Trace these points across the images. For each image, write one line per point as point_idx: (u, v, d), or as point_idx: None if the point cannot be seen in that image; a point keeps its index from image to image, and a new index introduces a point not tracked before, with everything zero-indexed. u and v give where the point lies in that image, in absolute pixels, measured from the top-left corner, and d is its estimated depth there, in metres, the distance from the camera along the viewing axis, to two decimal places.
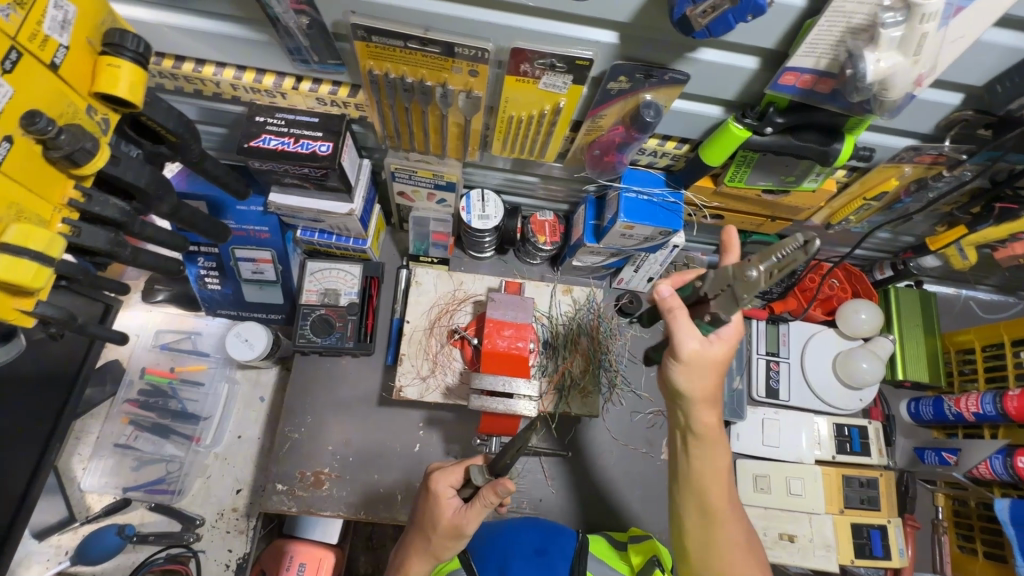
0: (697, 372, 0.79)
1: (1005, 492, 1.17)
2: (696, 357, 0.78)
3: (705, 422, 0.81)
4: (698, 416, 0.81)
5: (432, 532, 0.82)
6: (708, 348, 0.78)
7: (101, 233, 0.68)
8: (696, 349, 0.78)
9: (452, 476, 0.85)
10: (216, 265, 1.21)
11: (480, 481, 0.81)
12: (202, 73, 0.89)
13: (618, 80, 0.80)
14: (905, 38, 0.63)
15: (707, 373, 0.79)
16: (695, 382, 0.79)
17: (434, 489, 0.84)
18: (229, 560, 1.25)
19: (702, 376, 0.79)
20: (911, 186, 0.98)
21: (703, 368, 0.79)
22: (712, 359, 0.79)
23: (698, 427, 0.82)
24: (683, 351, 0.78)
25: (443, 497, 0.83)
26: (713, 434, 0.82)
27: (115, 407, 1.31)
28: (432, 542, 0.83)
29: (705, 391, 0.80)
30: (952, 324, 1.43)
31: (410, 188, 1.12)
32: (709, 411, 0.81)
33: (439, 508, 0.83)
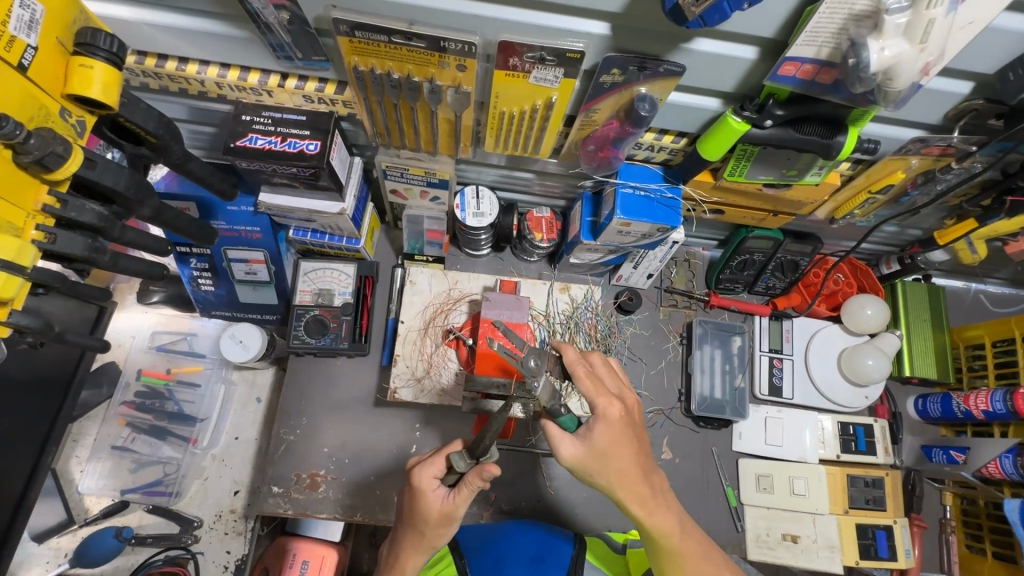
0: (598, 466, 0.73)
1: (1015, 491, 1.14)
2: (583, 459, 0.73)
3: (633, 505, 0.76)
4: (629, 509, 0.76)
5: (423, 526, 0.78)
6: (595, 435, 0.74)
7: (79, 239, 0.66)
8: (578, 452, 0.73)
9: (433, 467, 0.79)
10: (208, 266, 1.20)
11: (463, 467, 0.75)
12: (185, 72, 0.87)
13: (611, 73, 0.77)
14: (911, 24, 0.60)
15: (616, 453, 0.74)
16: (600, 479, 0.74)
17: (418, 483, 0.78)
18: (228, 561, 1.24)
19: (606, 464, 0.73)
20: (918, 179, 0.95)
21: (602, 457, 0.73)
22: (604, 446, 0.73)
23: (635, 510, 0.76)
24: (566, 460, 0.74)
25: (427, 489, 0.77)
26: (651, 507, 0.76)
27: (112, 409, 1.30)
28: (426, 535, 0.78)
29: (620, 471, 0.74)
30: (962, 319, 1.40)
31: (403, 186, 1.10)
32: (636, 486, 0.75)
33: (425, 501, 0.77)
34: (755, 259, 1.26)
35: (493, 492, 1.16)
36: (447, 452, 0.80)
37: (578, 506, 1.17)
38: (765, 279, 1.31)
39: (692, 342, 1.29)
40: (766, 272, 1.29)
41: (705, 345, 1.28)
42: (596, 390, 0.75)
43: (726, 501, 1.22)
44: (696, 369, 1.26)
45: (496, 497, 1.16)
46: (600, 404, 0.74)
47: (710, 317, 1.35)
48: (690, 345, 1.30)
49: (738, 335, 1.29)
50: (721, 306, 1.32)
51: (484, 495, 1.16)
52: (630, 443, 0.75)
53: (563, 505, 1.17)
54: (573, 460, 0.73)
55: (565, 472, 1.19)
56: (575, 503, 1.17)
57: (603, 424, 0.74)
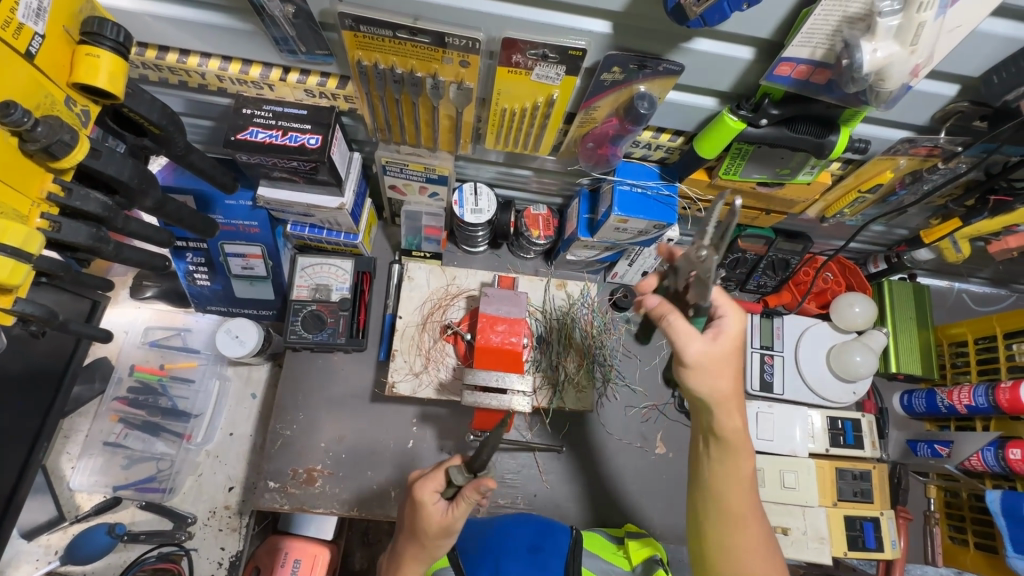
0: (709, 369, 0.73)
1: (996, 483, 1.18)
2: (709, 355, 0.72)
3: (723, 420, 0.74)
4: (717, 421, 0.75)
5: (422, 539, 0.78)
6: (722, 340, 0.73)
7: (83, 227, 0.66)
8: (702, 347, 0.72)
9: (433, 481, 0.79)
10: (204, 261, 1.20)
11: (461, 481, 0.78)
12: (186, 64, 0.87)
13: (611, 71, 0.79)
14: (902, 27, 0.63)
15: (729, 363, 0.73)
16: (709, 377, 0.73)
17: (418, 497, 0.78)
18: (222, 557, 1.24)
19: (715, 369, 0.73)
20: (905, 178, 0.98)
21: (711, 366, 0.73)
22: (719, 349, 0.73)
23: (723, 426, 0.75)
24: (687, 355, 0.72)
25: (426, 503, 0.78)
26: (741, 432, 0.75)
27: (104, 405, 1.29)
28: (425, 547, 0.79)
29: (726, 381, 0.73)
30: (945, 317, 1.44)
31: (402, 182, 1.11)
32: (732, 406, 0.74)
33: (426, 516, 0.77)
34: (747, 257, 1.29)
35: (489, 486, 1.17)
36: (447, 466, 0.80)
37: (575, 499, 1.19)
38: (756, 276, 1.34)
39: None
40: (758, 270, 1.32)
41: None
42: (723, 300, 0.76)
43: None
44: None
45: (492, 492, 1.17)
46: (733, 315, 0.75)
47: None
48: None
49: None
50: None
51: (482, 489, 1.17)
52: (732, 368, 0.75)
53: (559, 498, 1.19)
54: (697, 357, 0.72)
55: (561, 466, 1.21)
56: (571, 497, 1.19)
57: (730, 329, 0.74)
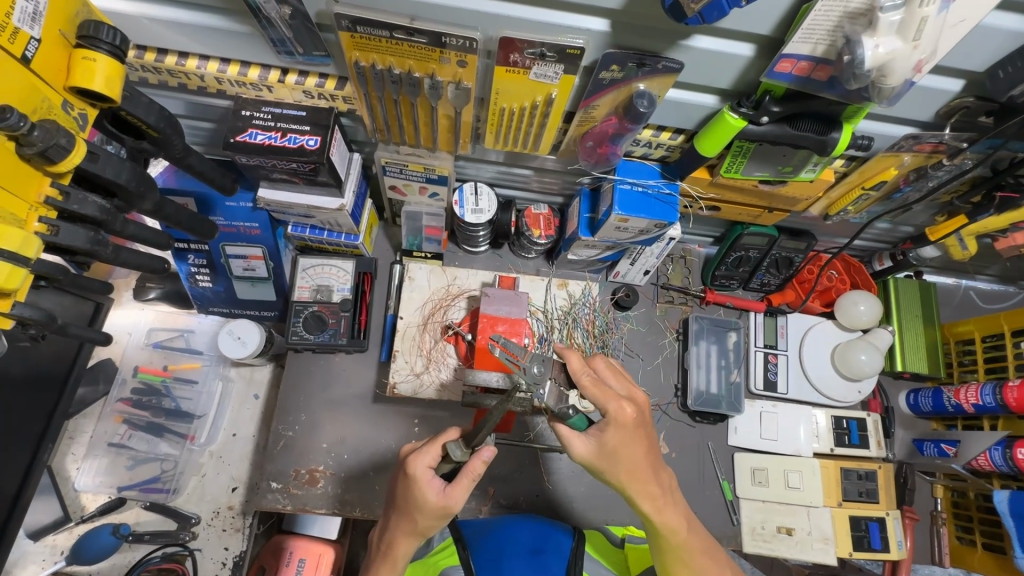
0: (605, 465, 0.76)
1: (1005, 483, 1.17)
2: (595, 458, 0.75)
3: (642, 502, 0.78)
4: (638, 504, 0.78)
5: (416, 515, 0.77)
6: (604, 439, 0.75)
7: (81, 231, 0.67)
8: (588, 450, 0.76)
9: (429, 456, 0.77)
10: (206, 263, 1.20)
11: (460, 456, 0.76)
12: (185, 66, 0.87)
13: (609, 69, 0.78)
14: (904, 22, 0.62)
15: (623, 454, 0.75)
16: (611, 476, 0.76)
17: (414, 472, 0.76)
18: (225, 558, 1.24)
19: (616, 464, 0.75)
20: (910, 176, 0.96)
21: (612, 459, 0.75)
22: (614, 446, 0.75)
23: (644, 506, 0.78)
24: (579, 457, 0.77)
25: (421, 478, 0.76)
26: (660, 510, 0.78)
27: (108, 406, 1.30)
28: (419, 524, 0.77)
29: (629, 468, 0.76)
30: (952, 315, 1.42)
31: (402, 182, 1.10)
32: (646, 484, 0.77)
33: (421, 491, 0.75)
34: (750, 255, 1.28)
35: (491, 487, 1.18)
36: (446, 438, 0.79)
37: (576, 501, 1.19)
38: (760, 275, 1.33)
39: (688, 338, 1.30)
40: (761, 268, 1.31)
41: (701, 341, 1.30)
42: (605, 395, 0.75)
43: (721, 495, 1.23)
44: (692, 365, 1.28)
45: (494, 492, 1.18)
46: (610, 408, 0.75)
47: (706, 313, 1.36)
48: (687, 341, 1.31)
49: (734, 331, 1.31)
50: (716, 302, 1.33)
51: (482, 490, 1.18)
52: (638, 451, 0.76)
53: (561, 498, 1.19)
54: (586, 457, 0.76)
55: (563, 467, 1.20)
56: (575, 498, 1.19)
57: (614, 427, 0.74)
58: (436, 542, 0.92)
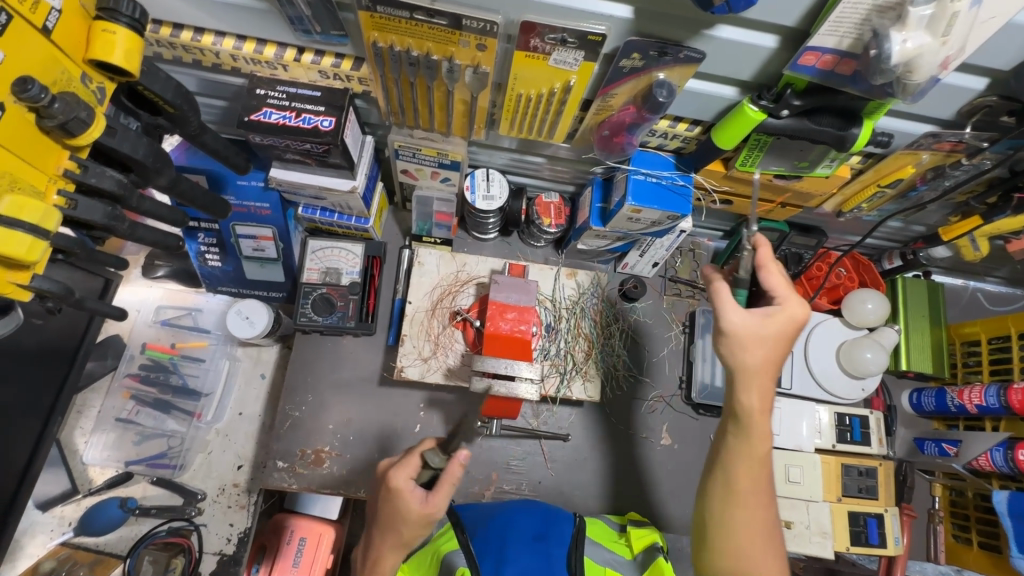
0: (743, 343, 0.79)
1: (1004, 484, 1.17)
2: (748, 331, 0.78)
3: (746, 394, 0.79)
4: (740, 395, 0.79)
5: (401, 528, 0.76)
6: (773, 325, 0.79)
7: (98, 206, 0.67)
8: (739, 323, 0.79)
9: (408, 467, 0.78)
10: (216, 242, 1.20)
11: (439, 462, 0.78)
12: (200, 43, 0.86)
13: (630, 58, 0.77)
14: (935, 17, 0.61)
15: (763, 344, 0.79)
16: (744, 355, 0.79)
17: (395, 483, 0.77)
18: (230, 534, 1.26)
19: (755, 345, 0.78)
20: (927, 175, 0.96)
21: (752, 340, 0.78)
22: (774, 331, 0.79)
23: (743, 399, 0.79)
24: (726, 326, 0.79)
25: (404, 489, 0.76)
26: (759, 413, 0.79)
27: (116, 382, 1.30)
28: (404, 536, 0.77)
29: (765, 361, 0.79)
30: (958, 316, 1.42)
31: (414, 166, 1.10)
32: (764, 385, 0.79)
33: (405, 500, 0.75)
34: None
35: (495, 473, 1.19)
36: (421, 451, 0.80)
37: (579, 488, 1.20)
38: None
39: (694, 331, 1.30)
40: None
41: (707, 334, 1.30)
42: (789, 289, 0.81)
43: None
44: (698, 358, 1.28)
45: (497, 478, 1.19)
46: (793, 305, 0.79)
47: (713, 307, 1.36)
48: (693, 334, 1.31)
49: None
50: None
51: (486, 476, 1.19)
52: (774, 350, 0.79)
53: (562, 486, 1.20)
54: (738, 328, 0.79)
55: (566, 454, 1.22)
56: (577, 485, 1.20)
57: (784, 317, 0.79)
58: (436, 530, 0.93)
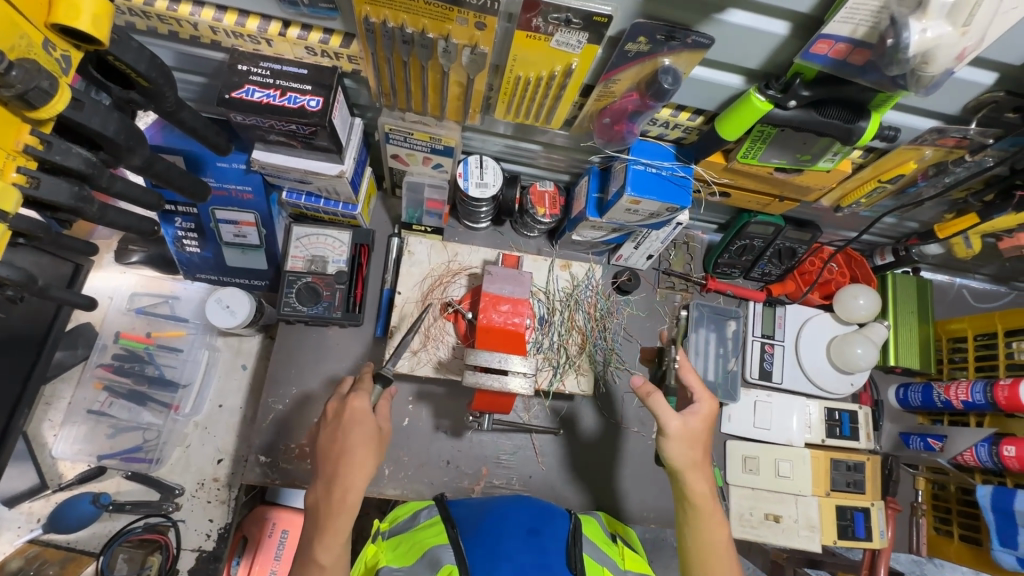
0: (677, 444, 0.89)
1: (986, 478, 1.20)
2: (681, 430, 0.89)
3: (698, 485, 0.89)
4: (693, 486, 0.89)
5: (364, 450, 0.85)
6: (689, 421, 0.90)
7: (63, 186, 0.62)
8: (679, 426, 0.89)
9: (363, 392, 0.89)
10: (194, 227, 1.14)
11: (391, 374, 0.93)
12: (177, 12, 0.80)
13: (636, 41, 0.74)
14: (957, 6, 0.59)
15: (699, 436, 0.91)
16: (688, 454, 0.89)
17: (356, 404, 0.87)
18: (210, 530, 1.22)
19: (694, 441, 0.90)
20: (928, 171, 0.95)
21: (687, 438, 0.90)
22: (702, 424, 0.91)
23: (696, 489, 0.89)
24: (666, 430, 0.89)
25: (363, 410, 0.87)
26: (709, 498, 0.90)
27: (88, 371, 1.24)
28: (371, 453, 0.86)
29: (701, 451, 0.91)
30: (946, 312, 1.43)
31: (405, 151, 1.05)
32: (704, 471, 0.91)
33: (366, 417, 0.86)
34: (755, 244, 1.26)
35: (485, 468, 1.17)
36: (370, 378, 0.92)
37: (570, 483, 1.19)
38: (761, 264, 1.32)
39: (688, 325, 1.29)
40: (764, 258, 1.29)
41: (701, 328, 1.27)
42: (701, 384, 0.95)
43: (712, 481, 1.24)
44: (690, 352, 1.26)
45: (487, 473, 1.17)
46: (702, 397, 0.94)
47: (707, 300, 1.35)
48: (686, 328, 1.30)
49: (733, 320, 1.30)
50: (717, 290, 1.31)
51: (476, 471, 1.17)
52: (704, 441, 0.92)
53: (553, 481, 1.19)
54: (677, 430, 0.89)
55: (557, 449, 1.20)
56: (567, 480, 1.19)
57: (703, 409, 0.92)
58: (421, 518, 0.92)
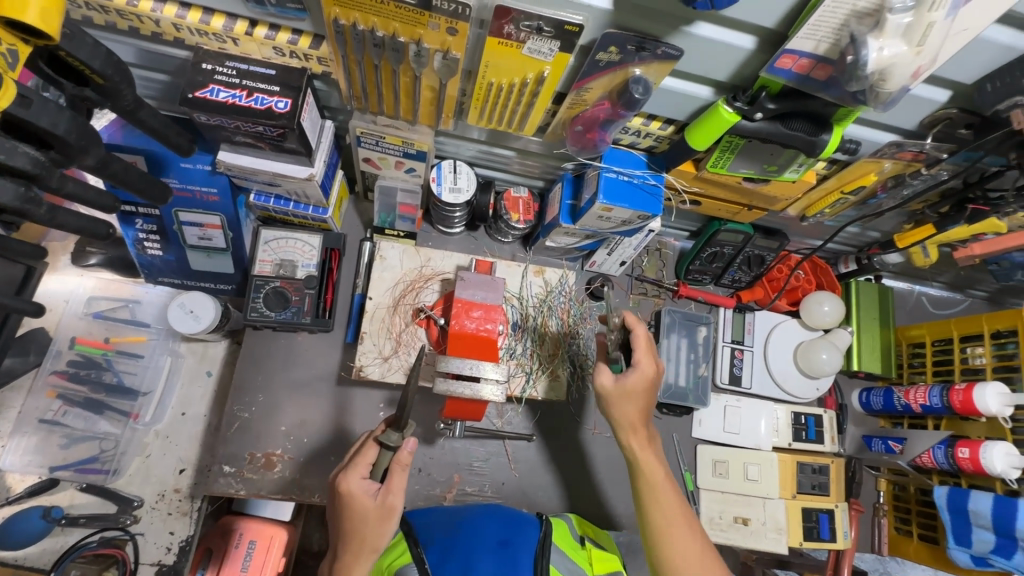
0: (612, 405, 0.92)
1: (943, 478, 1.24)
2: (612, 390, 0.92)
3: (630, 438, 0.91)
4: (627, 442, 0.91)
5: (363, 530, 0.77)
6: (625, 380, 0.91)
7: (8, 186, 0.59)
8: (610, 383, 0.92)
9: (358, 469, 0.80)
10: (156, 228, 1.10)
11: (393, 442, 0.81)
12: (137, 8, 0.77)
13: (607, 51, 0.74)
14: (911, 26, 0.61)
15: (633, 396, 0.91)
16: (622, 411, 0.91)
17: (347, 487, 0.78)
18: (171, 543, 1.17)
19: (625, 398, 0.91)
20: (888, 183, 0.98)
21: (625, 396, 0.91)
22: (631, 387, 0.90)
23: (629, 440, 0.91)
24: (599, 389, 0.93)
25: (354, 489, 0.78)
26: (643, 449, 0.90)
27: (40, 379, 1.18)
28: (368, 539, 0.76)
29: (636, 408, 0.91)
30: (906, 318, 1.48)
31: (377, 155, 1.04)
32: (637, 426, 0.91)
33: (357, 500, 0.77)
34: (725, 251, 1.28)
35: (457, 475, 1.16)
36: (373, 447, 0.83)
37: (543, 490, 1.19)
38: (731, 271, 1.34)
39: (660, 331, 1.30)
40: (734, 265, 1.32)
41: (672, 334, 1.30)
42: (646, 352, 0.92)
43: (684, 485, 1.25)
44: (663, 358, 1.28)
45: (459, 480, 1.16)
46: (642, 363, 0.91)
47: (678, 306, 1.36)
48: (658, 334, 1.31)
49: (704, 326, 1.32)
50: (689, 296, 1.33)
51: (448, 478, 1.16)
52: (644, 399, 0.92)
53: (526, 487, 1.18)
54: (608, 387, 0.92)
55: (530, 455, 1.20)
56: (540, 487, 1.19)
57: (637, 372, 0.91)
58: None
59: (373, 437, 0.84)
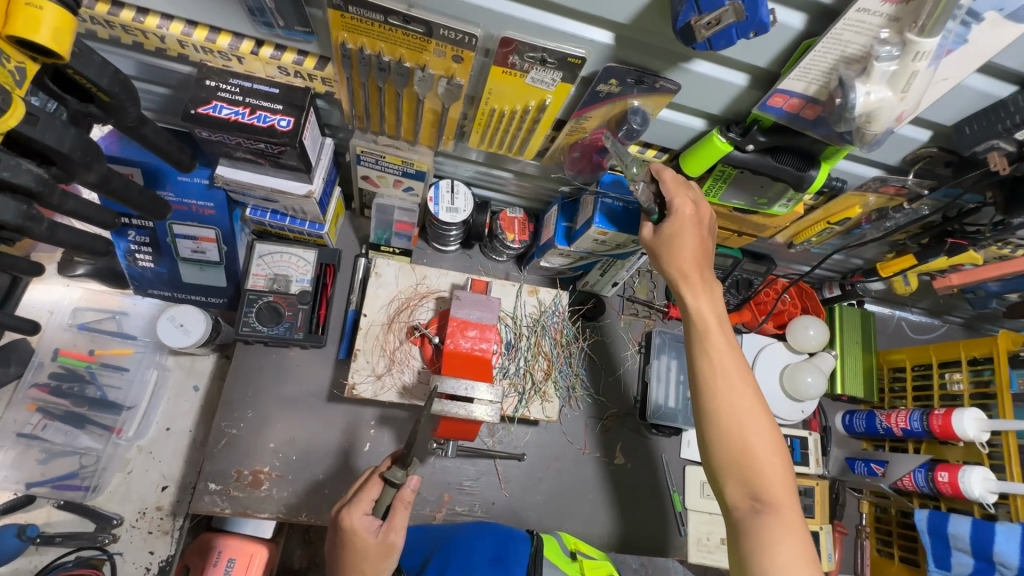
0: (666, 251, 0.85)
1: (923, 501, 1.27)
2: (653, 241, 0.86)
3: (687, 291, 0.84)
4: (680, 294, 0.84)
5: (362, 567, 0.78)
6: (668, 224, 0.84)
7: (10, 203, 0.59)
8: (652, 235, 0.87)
9: (362, 504, 0.81)
10: (149, 241, 1.09)
11: (398, 478, 0.81)
12: (143, 24, 0.77)
13: (608, 83, 0.77)
14: (896, 74, 0.64)
15: (681, 241, 0.84)
16: (670, 261, 0.84)
17: (349, 524, 0.79)
18: (150, 562, 1.14)
19: (673, 249, 0.84)
20: (871, 215, 1.01)
21: (673, 243, 0.84)
22: (671, 234, 0.84)
23: (685, 293, 0.84)
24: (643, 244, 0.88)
25: (357, 526, 0.79)
26: (697, 299, 0.83)
27: (21, 392, 1.15)
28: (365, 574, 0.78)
29: (685, 255, 0.84)
30: (886, 343, 1.53)
31: (376, 173, 1.05)
32: (689, 268, 0.84)
33: (359, 538, 0.78)
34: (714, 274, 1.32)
35: (447, 494, 1.15)
36: (377, 483, 0.84)
37: (532, 510, 1.18)
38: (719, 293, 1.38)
39: (650, 351, 1.32)
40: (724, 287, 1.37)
41: (662, 355, 1.32)
42: (675, 190, 0.84)
43: (672, 506, 1.25)
44: (653, 379, 1.29)
45: (449, 500, 1.15)
46: (677, 202, 0.83)
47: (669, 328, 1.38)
48: (649, 355, 1.32)
49: None
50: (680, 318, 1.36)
51: (438, 497, 1.15)
52: (694, 231, 0.84)
53: (516, 507, 1.18)
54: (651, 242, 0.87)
55: (520, 475, 1.20)
56: (529, 507, 1.18)
57: (676, 219, 0.83)
58: None
59: (377, 472, 0.85)
